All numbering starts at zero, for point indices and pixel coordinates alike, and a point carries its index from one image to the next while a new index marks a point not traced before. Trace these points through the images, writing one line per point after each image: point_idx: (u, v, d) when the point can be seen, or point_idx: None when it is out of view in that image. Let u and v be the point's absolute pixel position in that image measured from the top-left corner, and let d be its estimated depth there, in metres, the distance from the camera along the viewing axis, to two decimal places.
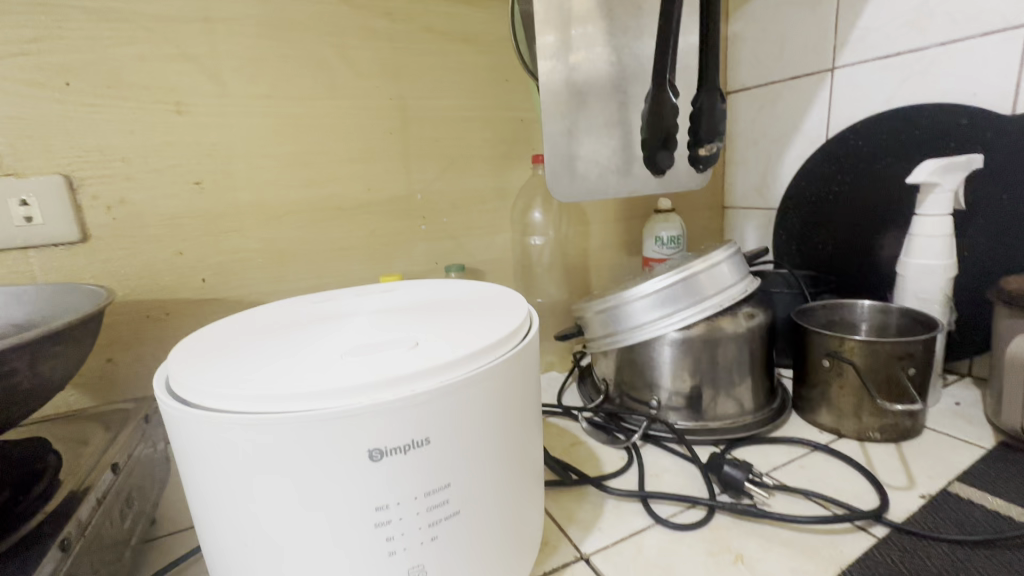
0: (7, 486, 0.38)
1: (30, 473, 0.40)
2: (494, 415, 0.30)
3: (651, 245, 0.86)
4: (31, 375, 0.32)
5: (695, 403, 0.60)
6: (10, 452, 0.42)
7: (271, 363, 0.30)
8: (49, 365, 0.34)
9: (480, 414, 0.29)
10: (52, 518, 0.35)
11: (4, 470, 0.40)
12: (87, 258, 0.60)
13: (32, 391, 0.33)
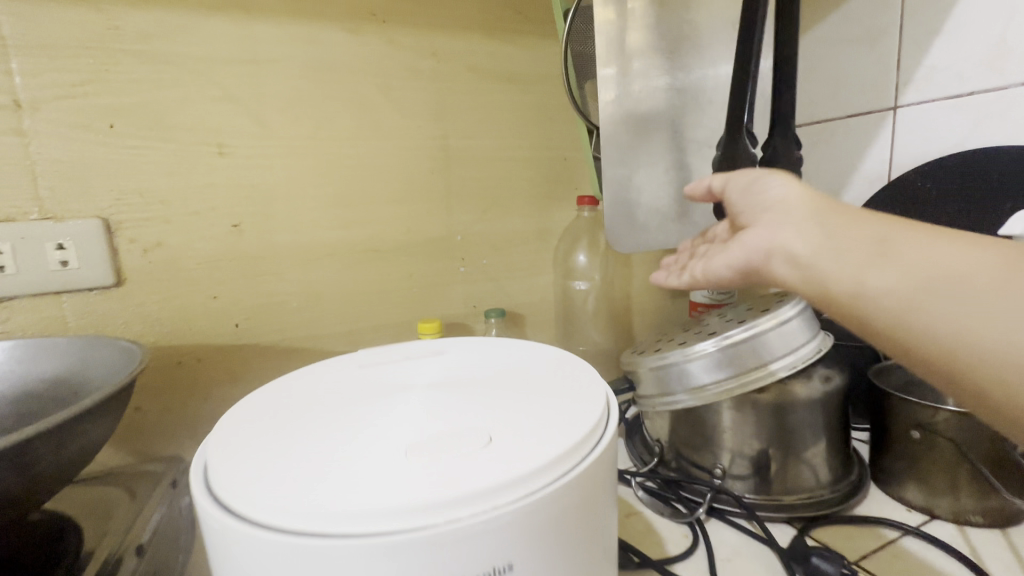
0: (26, 571, 0.35)
1: (51, 554, 0.36)
2: (580, 529, 0.26)
3: (699, 290, 0.81)
4: (55, 457, 0.29)
5: (765, 474, 0.55)
6: (31, 529, 0.39)
7: (327, 459, 0.26)
8: (76, 444, 0.30)
9: (565, 532, 0.25)
10: None
11: (23, 551, 0.36)
12: (121, 303, 0.57)
13: (56, 473, 0.30)
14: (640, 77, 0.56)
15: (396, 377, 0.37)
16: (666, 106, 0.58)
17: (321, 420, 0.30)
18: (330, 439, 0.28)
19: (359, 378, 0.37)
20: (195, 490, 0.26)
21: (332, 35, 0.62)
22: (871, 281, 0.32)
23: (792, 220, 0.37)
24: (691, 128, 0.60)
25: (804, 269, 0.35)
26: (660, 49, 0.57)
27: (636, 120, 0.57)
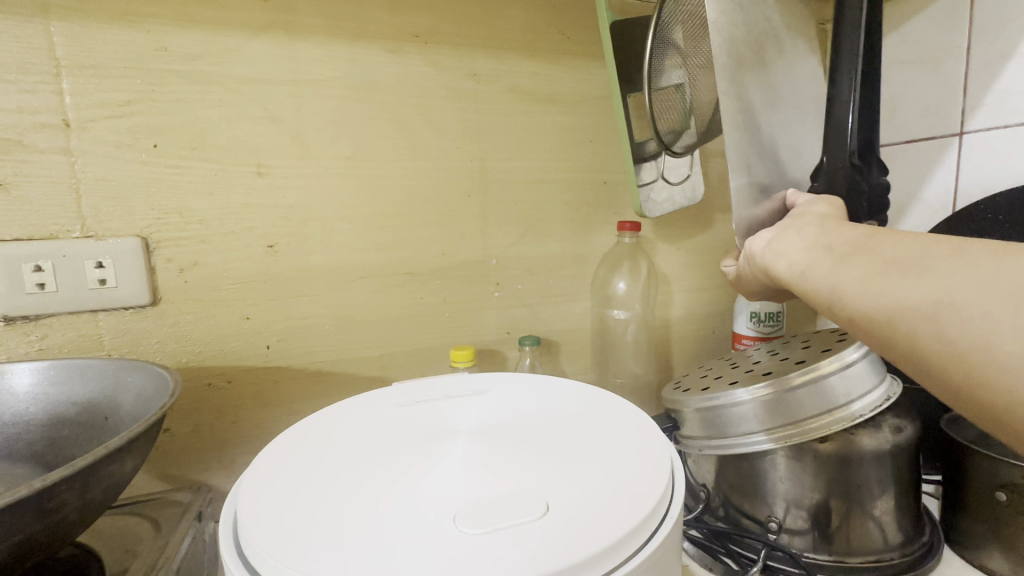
0: None
1: None
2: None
3: (745, 321, 0.77)
4: (81, 503, 0.28)
5: (827, 532, 0.50)
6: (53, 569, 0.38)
7: (373, 519, 0.24)
8: (101, 487, 0.29)
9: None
10: None
11: None
12: (155, 323, 0.57)
13: (79, 518, 0.28)
14: (762, 56, 0.49)
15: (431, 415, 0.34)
16: (782, 99, 0.50)
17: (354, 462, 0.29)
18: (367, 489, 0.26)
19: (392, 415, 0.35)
20: (222, 549, 0.24)
21: (374, 55, 0.61)
22: (960, 290, 0.29)
23: (898, 231, 0.34)
24: (797, 130, 0.53)
25: (891, 271, 0.32)
26: (775, 36, 0.50)
27: (756, 101, 0.48)
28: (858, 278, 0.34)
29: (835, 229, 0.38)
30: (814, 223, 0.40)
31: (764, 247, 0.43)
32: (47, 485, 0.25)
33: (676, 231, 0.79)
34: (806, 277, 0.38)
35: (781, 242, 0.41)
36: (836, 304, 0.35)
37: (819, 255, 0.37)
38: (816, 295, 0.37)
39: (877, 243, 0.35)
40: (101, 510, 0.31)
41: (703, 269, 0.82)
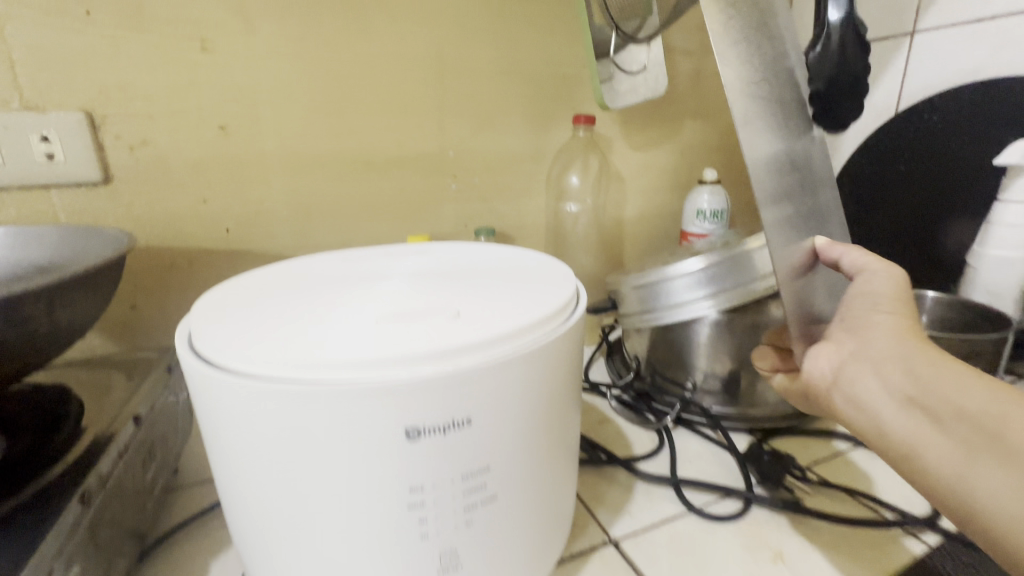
0: (30, 432, 0.37)
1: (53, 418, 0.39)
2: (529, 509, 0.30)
3: (692, 219, 0.81)
4: (48, 320, 0.31)
5: (732, 388, 0.58)
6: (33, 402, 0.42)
7: (309, 324, 0.28)
8: (65, 311, 0.32)
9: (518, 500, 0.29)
10: (77, 466, 0.34)
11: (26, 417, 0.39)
12: (110, 201, 0.58)
13: (48, 337, 0.32)
14: None
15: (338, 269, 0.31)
16: None
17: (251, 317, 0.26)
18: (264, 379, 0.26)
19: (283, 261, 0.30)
20: (177, 349, 0.28)
21: None
22: None
23: None
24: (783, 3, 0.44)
25: None
26: None
27: None
28: (996, 497, 0.29)
29: (944, 385, 0.33)
30: (904, 358, 0.35)
31: (847, 398, 0.39)
32: (16, 293, 0.27)
33: (633, 130, 0.80)
34: (923, 476, 0.33)
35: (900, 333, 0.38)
36: (971, 524, 0.30)
37: (939, 445, 0.32)
38: (940, 498, 0.32)
39: (1005, 437, 0.29)
40: (67, 337, 0.34)
41: (658, 170, 0.84)
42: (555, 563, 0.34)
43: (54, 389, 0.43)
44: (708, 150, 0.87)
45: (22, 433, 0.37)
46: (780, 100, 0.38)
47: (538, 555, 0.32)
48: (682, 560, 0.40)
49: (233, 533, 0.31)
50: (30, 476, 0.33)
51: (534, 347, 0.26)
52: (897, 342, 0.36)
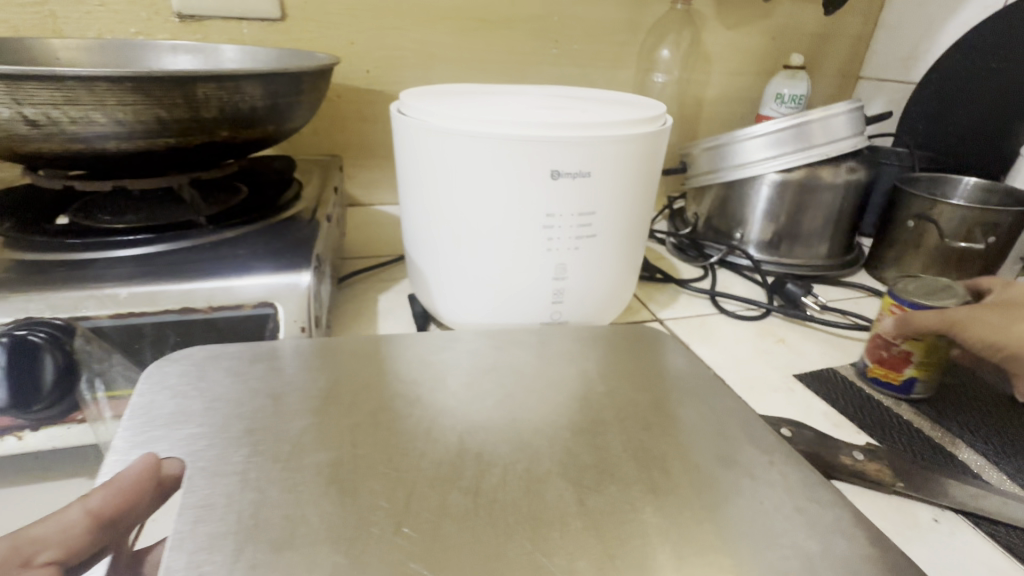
0: (273, 179, 0.54)
1: (282, 174, 0.56)
2: (634, 389, 0.40)
3: (769, 103, 0.86)
4: (293, 115, 0.46)
5: (775, 241, 0.69)
6: (262, 162, 0.58)
7: (484, 109, 0.42)
8: (302, 110, 0.47)
9: (577, 365, 0.42)
10: (315, 206, 0.51)
11: (266, 171, 0.56)
12: (284, 37, 0.71)
13: (291, 128, 0.48)
14: None
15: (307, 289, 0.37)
16: None
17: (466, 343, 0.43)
18: (502, 372, 0.40)
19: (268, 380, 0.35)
20: (398, 125, 0.44)
21: None
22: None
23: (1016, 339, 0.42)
24: None
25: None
26: None
27: None
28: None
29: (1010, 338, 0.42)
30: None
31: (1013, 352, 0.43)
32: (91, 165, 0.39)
33: (729, 8, 0.84)
34: None
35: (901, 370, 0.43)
36: None
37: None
38: None
39: None
40: (292, 131, 0.50)
41: (747, 51, 0.88)
42: (621, 306, 0.51)
43: (271, 158, 0.60)
44: (801, 36, 0.88)
45: (270, 180, 0.54)
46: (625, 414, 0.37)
47: (612, 289, 0.48)
48: (707, 333, 0.55)
49: (418, 256, 0.48)
50: (288, 205, 0.50)
51: (627, 134, 0.39)
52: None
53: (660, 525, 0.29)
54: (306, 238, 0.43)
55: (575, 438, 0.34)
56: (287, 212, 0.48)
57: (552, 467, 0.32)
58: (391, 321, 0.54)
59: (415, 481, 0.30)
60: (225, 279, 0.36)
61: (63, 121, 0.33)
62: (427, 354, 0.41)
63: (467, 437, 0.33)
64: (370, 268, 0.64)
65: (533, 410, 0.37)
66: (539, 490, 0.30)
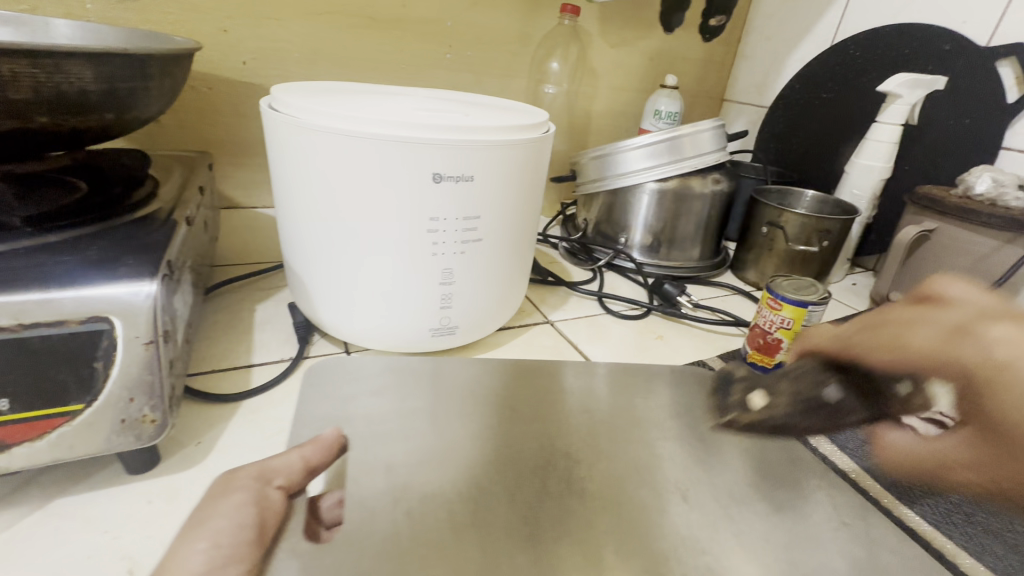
0: (122, 174, 0.47)
1: (131, 169, 0.49)
2: (571, 398, 0.46)
3: (649, 118, 0.93)
4: (140, 104, 0.41)
5: (655, 246, 0.74)
6: (108, 156, 0.51)
7: (363, 106, 0.40)
8: (153, 98, 0.42)
9: (514, 378, 0.47)
10: (175, 206, 0.46)
11: (112, 165, 0.49)
12: (138, 16, 0.62)
13: (139, 118, 0.42)
14: None
15: (151, 300, 0.32)
16: None
17: (374, 381, 0.44)
18: (426, 413, 0.41)
19: (131, 375, 0.31)
20: (265, 120, 0.40)
21: None
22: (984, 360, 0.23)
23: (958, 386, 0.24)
24: None
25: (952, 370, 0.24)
26: None
27: None
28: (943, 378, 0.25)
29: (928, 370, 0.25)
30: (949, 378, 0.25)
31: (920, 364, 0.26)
32: None
33: (612, 27, 0.89)
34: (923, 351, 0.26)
35: (984, 351, 0.23)
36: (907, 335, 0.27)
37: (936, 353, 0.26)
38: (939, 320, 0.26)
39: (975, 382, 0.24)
40: (144, 122, 0.44)
41: (629, 69, 0.94)
42: (512, 308, 0.51)
43: (120, 151, 0.52)
44: (674, 59, 0.97)
45: (117, 174, 0.47)
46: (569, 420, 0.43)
47: (501, 293, 0.48)
48: (594, 333, 0.58)
49: (295, 263, 0.45)
50: (139, 204, 0.44)
51: (506, 138, 0.40)
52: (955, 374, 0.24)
53: (612, 522, 0.35)
54: (156, 242, 0.38)
55: (533, 449, 0.40)
56: (135, 214, 0.42)
57: (522, 503, 0.35)
58: (267, 333, 0.49)
59: (406, 536, 0.32)
60: (42, 291, 0.30)
61: None
62: (343, 403, 0.41)
63: (424, 458, 0.37)
64: (245, 275, 0.58)
65: (474, 448, 0.39)
66: (515, 524, 0.34)
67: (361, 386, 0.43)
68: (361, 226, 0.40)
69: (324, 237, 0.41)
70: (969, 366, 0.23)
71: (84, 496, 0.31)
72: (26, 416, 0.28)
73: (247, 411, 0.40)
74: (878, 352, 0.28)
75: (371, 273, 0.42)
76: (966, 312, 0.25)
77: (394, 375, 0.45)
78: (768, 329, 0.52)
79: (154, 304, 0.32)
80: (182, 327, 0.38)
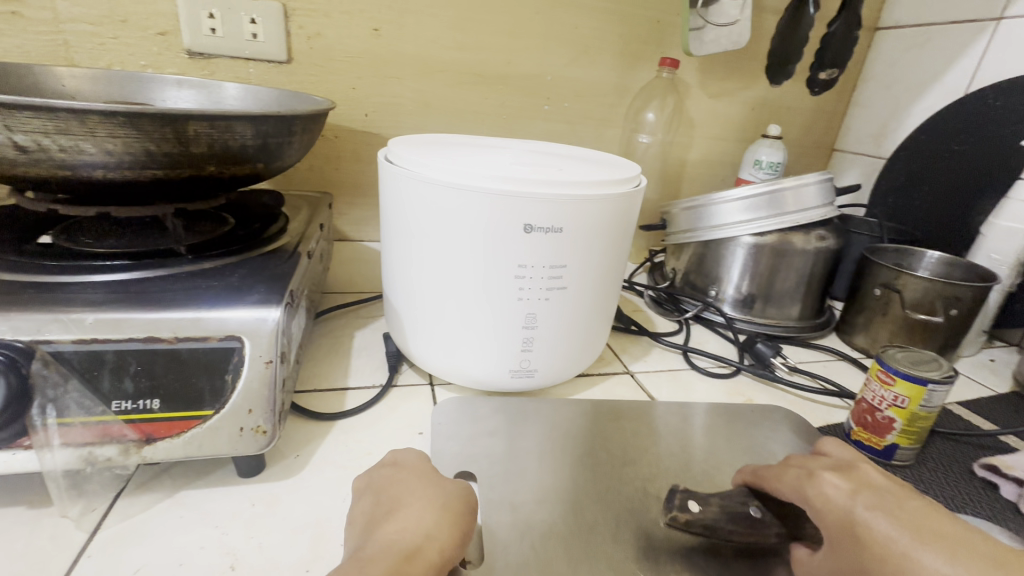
0: (263, 211, 0.56)
1: (270, 207, 0.57)
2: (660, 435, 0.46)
3: (748, 168, 0.90)
4: (284, 156, 0.48)
5: (748, 301, 0.71)
6: (255, 195, 0.60)
7: (467, 159, 0.44)
8: (294, 150, 0.49)
9: (606, 410, 0.49)
10: (301, 240, 0.52)
11: (257, 203, 0.57)
12: (287, 78, 0.73)
13: (281, 167, 0.50)
14: None
15: (275, 324, 0.37)
16: None
17: (489, 412, 0.46)
18: (532, 450, 0.43)
19: (252, 391, 0.35)
20: (383, 171, 0.46)
21: None
22: (878, 525, 0.30)
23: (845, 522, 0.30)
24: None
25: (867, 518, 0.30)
26: None
27: None
28: (874, 523, 0.30)
29: (834, 515, 0.31)
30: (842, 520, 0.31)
31: (824, 497, 0.32)
32: (139, 204, 0.44)
33: (711, 78, 0.89)
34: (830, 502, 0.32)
35: (821, 489, 0.33)
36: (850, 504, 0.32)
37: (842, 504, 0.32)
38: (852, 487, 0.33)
39: (860, 525, 0.30)
40: (285, 169, 0.52)
41: (728, 119, 0.93)
42: (593, 355, 0.52)
43: (264, 191, 0.61)
44: (778, 109, 0.94)
45: (259, 211, 0.55)
46: (662, 454, 0.44)
47: (582, 341, 0.49)
48: (677, 388, 0.56)
49: (394, 299, 0.49)
50: (274, 237, 0.51)
51: (598, 193, 0.41)
52: (848, 512, 0.31)
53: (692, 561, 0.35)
54: (283, 272, 0.44)
55: (618, 476, 0.41)
56: (269, 246, 0.49)
57: (632, 536, 0.36)
58: (362, 360, 0.54)
59: (546, 560, 0.34)
60: (194, 310, 0.36)
61: (54, 149, 0.35)
62: (463, 441, 0.42)
63: (517, 470, 0.40)
64: (349, 303, 0.64)
65: (580, 468, 0.41)
66: (630, 553, 0.35)
67: (479, 417, 0.46)
68: (456, 269, 0.43)
69: (421, 277, 0.45)
70: (816, 497, 0.33)
71: (205, 490, 0.36)
72: (171, 414, 0.34)
73: (339, 431, 0.43)
74: (775, 479, 0.36)
75: (459, 313, 0.44)
76: (828, 465, 0.35)
77: (504, 415, 0.46)
78: (877, 404, 0.47)
79: (277, 328, 0.37)
80: (295, 348, 0.43)
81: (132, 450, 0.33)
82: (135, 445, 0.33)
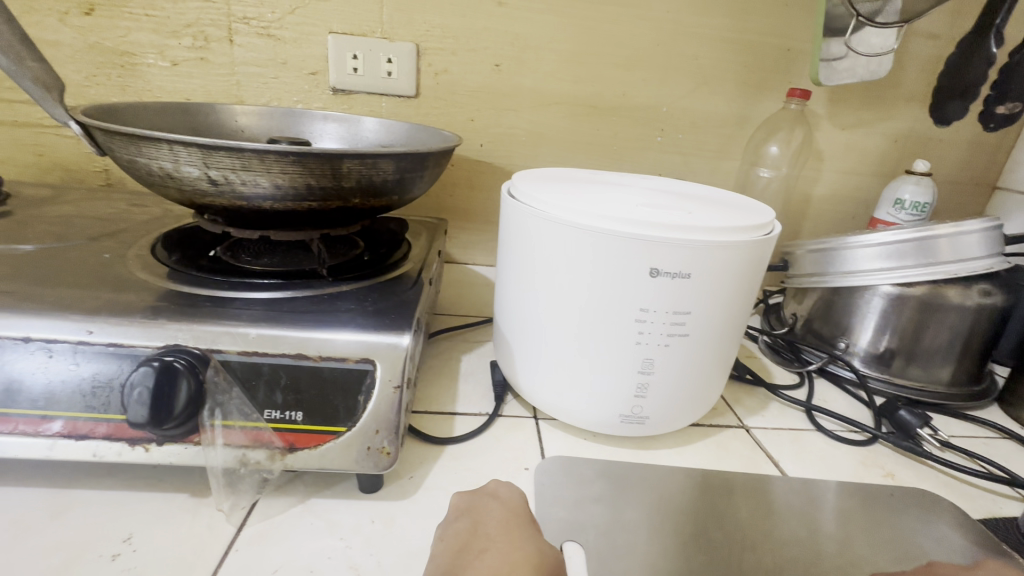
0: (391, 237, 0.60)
1: (396, 233, 0.61)
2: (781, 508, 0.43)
3: (887, 207, 0.81)
4: (415, 189, 0.51)
5: (886, 359, 0.63)
6: (384, 221, 0.65)
7: (592, 198, 0.44)
8: (424, 183, 0.52)
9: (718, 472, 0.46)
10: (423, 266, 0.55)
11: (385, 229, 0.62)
12: (414, 111, 0.79)
13: (410, 199, 0.53)
14: None
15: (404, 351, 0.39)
16: None
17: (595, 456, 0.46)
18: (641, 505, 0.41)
19: (380, 412, 0.37)
20: (507, 207, 0.47)
21: None
22: None
23: None
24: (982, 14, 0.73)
25: None
26: None
27: None
28: None
29: None
30: None
31: None
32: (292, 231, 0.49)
33: (845, 109, 0.82)
34: None
35: None
36: None
37: None
38: None
39: None
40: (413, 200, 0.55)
41: (864, 152, 0.85)
42: (708, 405, 0.49)
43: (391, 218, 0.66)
44: (927, 142, 0.84)
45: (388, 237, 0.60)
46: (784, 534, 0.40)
47: (699, 390, 0.46)
48: (800, 450, 0.51)
49: (507, 330, 0.50)
50: (400, 263, 0.54)
51: (732, 240, 0.39)
52: None
53: None
54: (409, 299, 0.47)
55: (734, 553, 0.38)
56: (395, 270, 0.52)
57: None
58: (470, 385, 0.55)
59: None
60: (336, 331, 0.39)
61: (236, 182, 0.40)
62: (569, 505, 0.41)
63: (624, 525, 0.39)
64: (457, 326, 0.67)
65: (691, 536, 0.39)
66: None
67: (585, 459, 0.46)
68: (575, 307, 0.42)
69: (537, 312, 0.45)
70: None
71: (329, 500, 0.38)
72: (311, 426, 0.37)
73: (450, 456, 0.44)
74: None
75: (574, 351, 0.44)
76: None
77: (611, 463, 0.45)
78: None
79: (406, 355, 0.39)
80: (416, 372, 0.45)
81: (278, 456, 0.36)
82: (279, 452, 0.36)
